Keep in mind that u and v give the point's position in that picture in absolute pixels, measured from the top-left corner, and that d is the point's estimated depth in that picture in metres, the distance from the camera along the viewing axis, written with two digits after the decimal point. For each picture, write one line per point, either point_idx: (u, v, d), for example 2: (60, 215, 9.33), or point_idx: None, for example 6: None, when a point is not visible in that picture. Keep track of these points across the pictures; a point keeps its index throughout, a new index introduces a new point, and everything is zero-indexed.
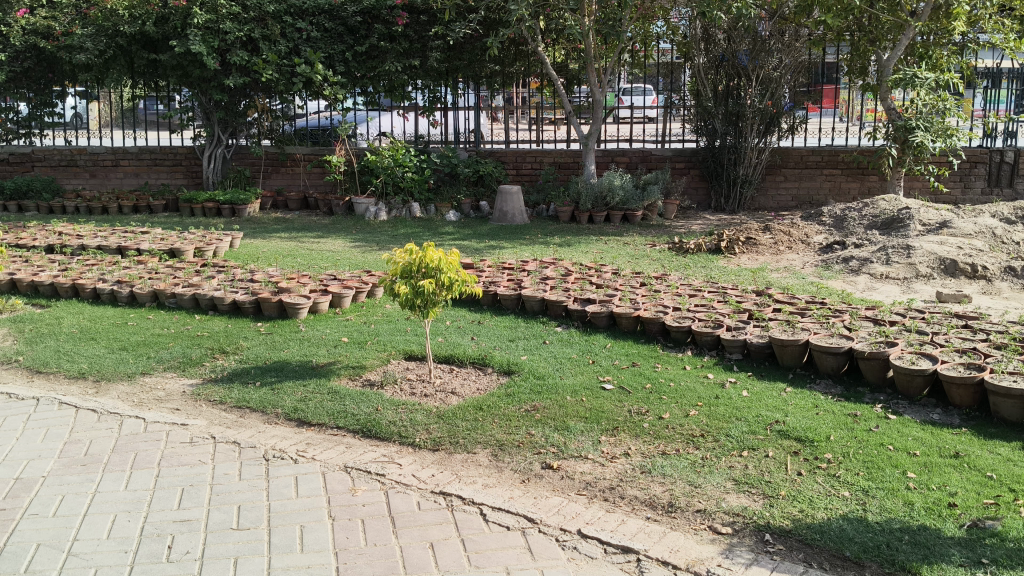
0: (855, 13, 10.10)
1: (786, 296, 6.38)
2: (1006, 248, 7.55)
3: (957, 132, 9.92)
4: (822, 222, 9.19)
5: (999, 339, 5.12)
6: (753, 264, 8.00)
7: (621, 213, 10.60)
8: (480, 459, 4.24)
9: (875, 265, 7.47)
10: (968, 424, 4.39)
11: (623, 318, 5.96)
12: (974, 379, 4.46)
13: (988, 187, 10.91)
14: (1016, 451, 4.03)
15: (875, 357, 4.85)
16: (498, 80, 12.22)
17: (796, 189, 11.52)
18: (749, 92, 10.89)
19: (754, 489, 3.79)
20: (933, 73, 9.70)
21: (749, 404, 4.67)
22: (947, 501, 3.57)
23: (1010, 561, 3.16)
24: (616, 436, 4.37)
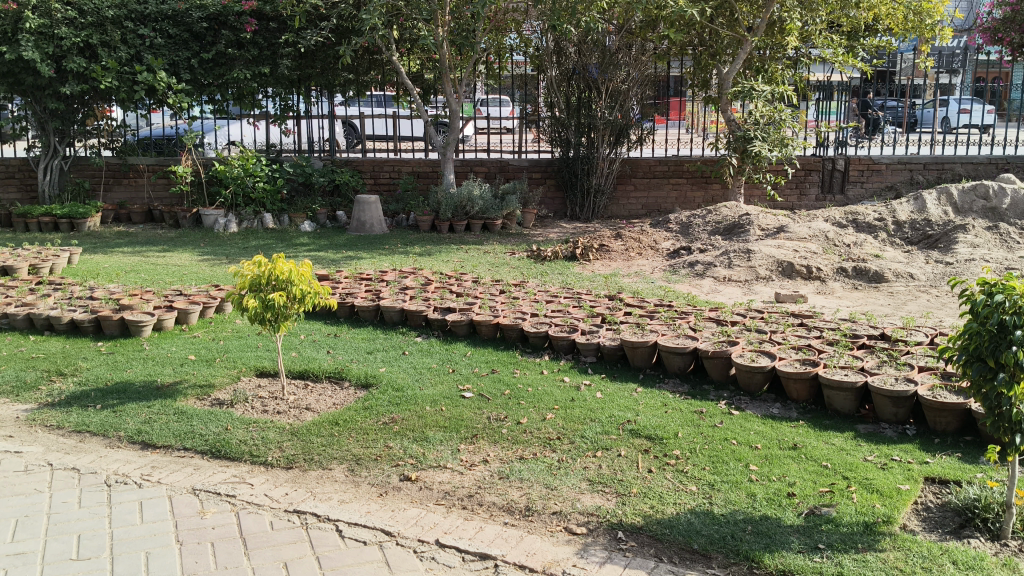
0: (697, 28, 10.51)
1: (637, 300, 6.57)
2: (838, 251, 8.03)
3: (793, 142, 10.42)
4: (670, 229, 9.51)
5: (831, 335, 5.44)
6: (607, 270, 8.19)
7: (480, 222, 10.63)
8: (335, 475, 4.15)
9: (719, 268, 7.80)
10: (805, 417, 4.64)
11: (482, 325, 5.99)
12: (809, 374, 4.71)
13: (822, 193, 11.57)
14: (848, 441, 4.28)
15: (719, 356, 5.06)
16: (353, 88, 12.09)
17: (645, 198, 11.90)
18: (600, 104, 11.13)
19: (608, 488, 3.87)
20: (769, 86, 10.20)
21: (603, 405, 4.78)
22: (787, 491, 3.75)
23: (843, 544, 3.34)
24: (474, 444, 4.37)
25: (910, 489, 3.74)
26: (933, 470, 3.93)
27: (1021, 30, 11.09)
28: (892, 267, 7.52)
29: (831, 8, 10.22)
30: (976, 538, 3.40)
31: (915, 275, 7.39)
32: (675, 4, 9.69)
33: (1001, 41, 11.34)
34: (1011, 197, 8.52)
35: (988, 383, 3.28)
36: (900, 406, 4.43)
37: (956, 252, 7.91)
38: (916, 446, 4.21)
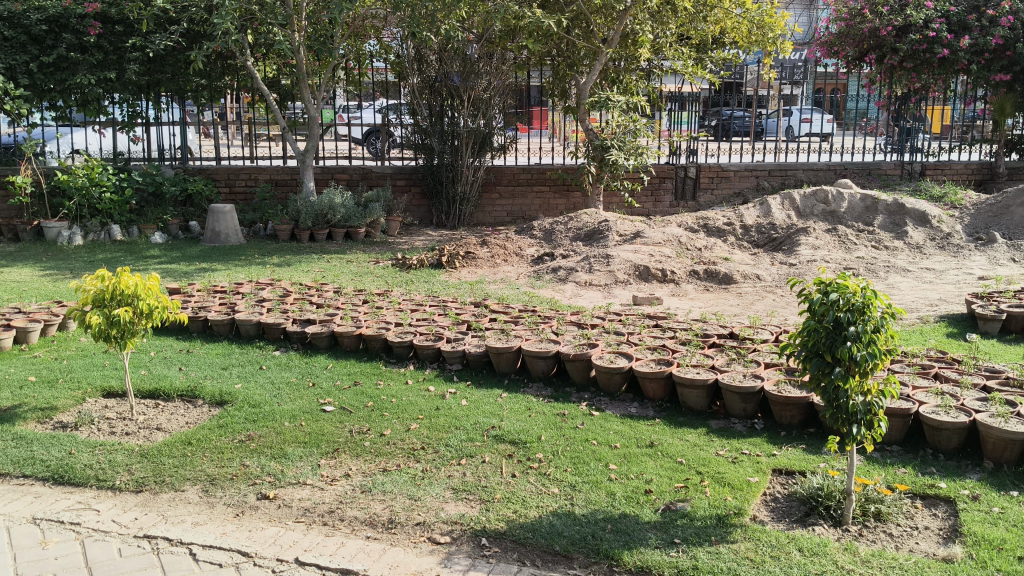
0: (554, 38, 10.66)
1: (501, 306, 6.62)
2: (691, 254, 8.34)
3: (647, 151, 10.71)
4: (533, 235, 9.63)
5: (684, 335, 5.64)
6: (472, 277, 8.21)
7: (342, 231, 10.47)
8: (189, 496, 3.99)
9: (580, 274, 7.95)
10: (661, 415, 4.78)
11: (344, 337, 5.89)
12: (663, 373, 4.86)
13: (675, 200, 11.98)
14: (702, 436, 4.44)
15: (579, 358, 5.16)
16: (206, 94, 11.70)
17: (510, 205, 12.02)
18: (463, 113, 11.18)
19: (471, 496, 3.87)
20: (625, 96, 10.48)
21: (467, 412, 4.78)
22: (644, 488, 3.85)
23: (698, 538, 3.46)
24: (336, 458, 4.29)
25: (758, 481, 3.91)
26: (780, 462, 4.13)
27: (854, 43, 11.90)
28: (740, 269, 7.87)
29: (681, 20, 10.60)
30: (819, 525, 3.59)
31: (762, 276, 7.77)
32: (532, 14, 9.80)
33: (836, 54, 12.16)
34: (848, 201, 9.22)
35: (827, 377, 3.46)
36: (749, 401, 4.64)
37: (798, 254, 8.36)
38: (765, 438, 4.41)
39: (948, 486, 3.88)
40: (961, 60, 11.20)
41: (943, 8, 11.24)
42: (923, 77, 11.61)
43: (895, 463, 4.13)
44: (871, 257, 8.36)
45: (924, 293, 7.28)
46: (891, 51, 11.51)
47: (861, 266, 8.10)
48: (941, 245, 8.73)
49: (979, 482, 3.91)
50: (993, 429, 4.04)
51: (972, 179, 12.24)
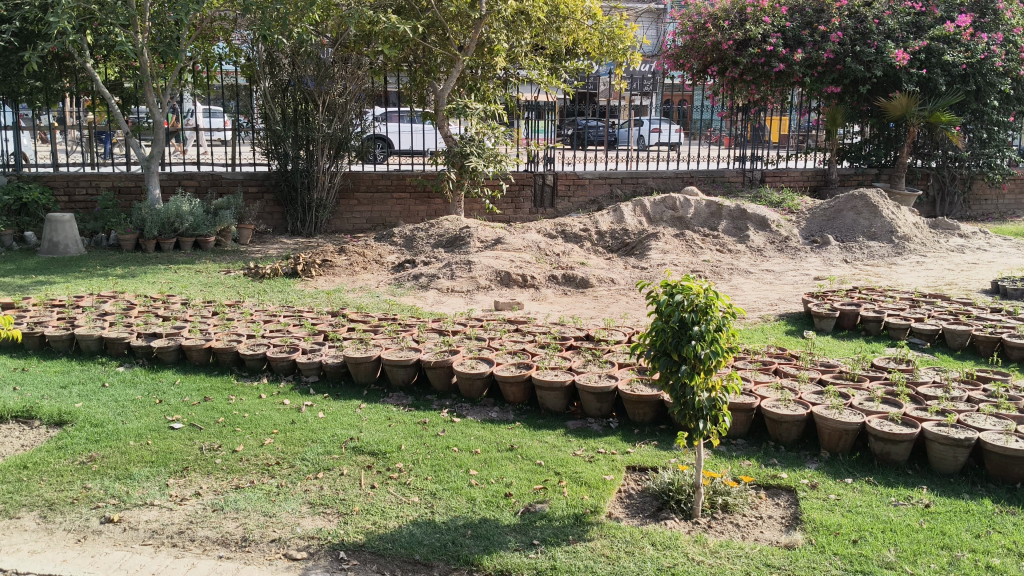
0: (410, 45, 10.59)
1: (359, 315, 6.55)
2: (549, 260, 8.49)
3: (506, 158, 10.83)
4: (393, 242, 9.55)
5: (543, 339, 5.74)
6: (329, 285, 8.09)
7: (191, 239, 10.10)
8: (24, 524, 3.76)
9: (441, 280, 7.94)
10: (521, 418, 4.84)
11: (193, 350, 5.68)
12: (523, 377, 4.93)
13: (535, 208, 12.14)
14: (560, 438, 4.53)
15: (440, 365, 5.16)
16: (42, 97, 11.06)
17: (369, 212, 11.89)
18: (318, 117, 10.97)
19: (328, 509, 3.81)
20: (482, 103, 10.55)
21: (325, 425, 4.71)
22: (504, 492, 3.90)
23: (556, 538, 3.52)
24: (185, 477, 4.14)
25: (614, 479, 4.02)
26: (634, 459, 4.26)
27: (698, 57, 12.54)
28: (597, 274, 8.09)
29: (535, 30, 10.83)
30: (671, 519, 3.72)
31: (617, 280, 8.01)
32: (388, 20, 9.74)
33: (682, 66, 12.83)
34: (694, 207, 9.57)
35: (674, 375, 3.59)
36: (604, 401, 4.76)
37: (650, 258, 8.66)
38: (619, 437, 4.54)
39: (789, 475, 4.10)
40: (796, 73, 11.88)
41: (780, 23, 11.87)
42: (762, 90, 12.26)
43: (740, 456, 4.33)
44: (716, 260, 8.75)
45: (766, 293, 7.68)
46: (732, 64, 12.14)
47: (708, 269, 8.46)
48: (780, 248, 9.26)
49: (817, 471, 4.15)
50: (828, 420, 4.31)
51: (807, 186, 12.88)
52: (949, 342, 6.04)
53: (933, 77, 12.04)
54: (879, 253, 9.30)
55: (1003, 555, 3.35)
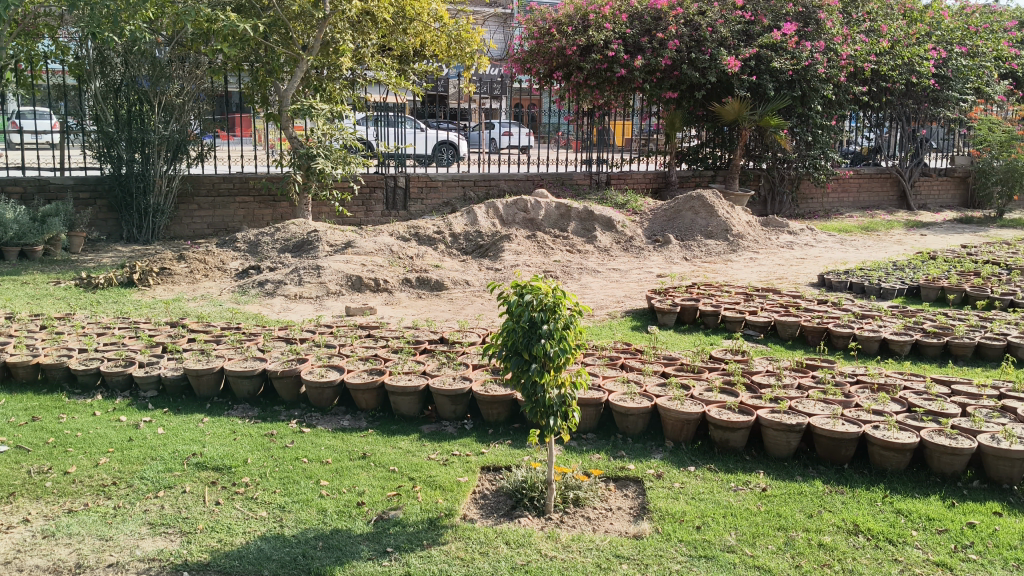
0: (251, 44, 10.10)
1: (201, 325, 6.31)
2: (401, 263, 8.43)
3: (354, 160, 10.69)
4: (237, 248, 9.24)
5: (395, 343, 5.70)
6: (169, 295, 7.75)
7: (16, 249, 9.46)
8: None
9: (288, 286, 7.74)
10: (374, 425, 4.78)
11: (19, 367, 5.33)
12: (375, 383, 4.88)
13: (386, 210, 11.98)
14: (414, 443, 4.50)
15: (287, 375, 5.04)
16: None
17: (210, 217, 11.48)
18: (154, 118, 10.52)
19: (171, 529, 3.65)
20: (328, 104, 10.36)
21: (165, 441, 4.50)
22: (356, 501, 3.84)
23: (409, 544, 3.50)
24: (12, 503, 3.87)
25: (468, 481, 4.03)
26: (488, 459, 4.28)
27: (545, 61, 12.70)
28: (450, 276, 8.10)
29: (381, 32, 10.67)
30: (525, 516, 3.75)
31: (470, 282, 8.06)
32: (226, 18, 9.37)
33: (528, 71, 12.98)
34: (545, 209, 9.71)
35: (525, 374, 3.63)
36: (458, 403, 4.78)
37: (502, 259, 8.74)
38: (473, 438, 4.56)
39: (636, 467, 4.23)
40: (637, 79, 12.29)
41: (620, 30, 12.21)
42: (606, 94, 12.59)
43: (591, 450, 4.43)
44: (566, 260, 8.94)
45: (613, 291, 7.89)
46: (576, 69, 12.45)
47: (557, 268, 8.63)
48: (626, 248, 9.57)
49: (663, 461, 4.30)
50: (672, 411, 4.47)
51: (649, 187, 13.36)
52: (781, 333, 6.39)
53: (762, 84, 12.77)
54: (716, 250, 9.75)
55: (833, 533, 3.57)
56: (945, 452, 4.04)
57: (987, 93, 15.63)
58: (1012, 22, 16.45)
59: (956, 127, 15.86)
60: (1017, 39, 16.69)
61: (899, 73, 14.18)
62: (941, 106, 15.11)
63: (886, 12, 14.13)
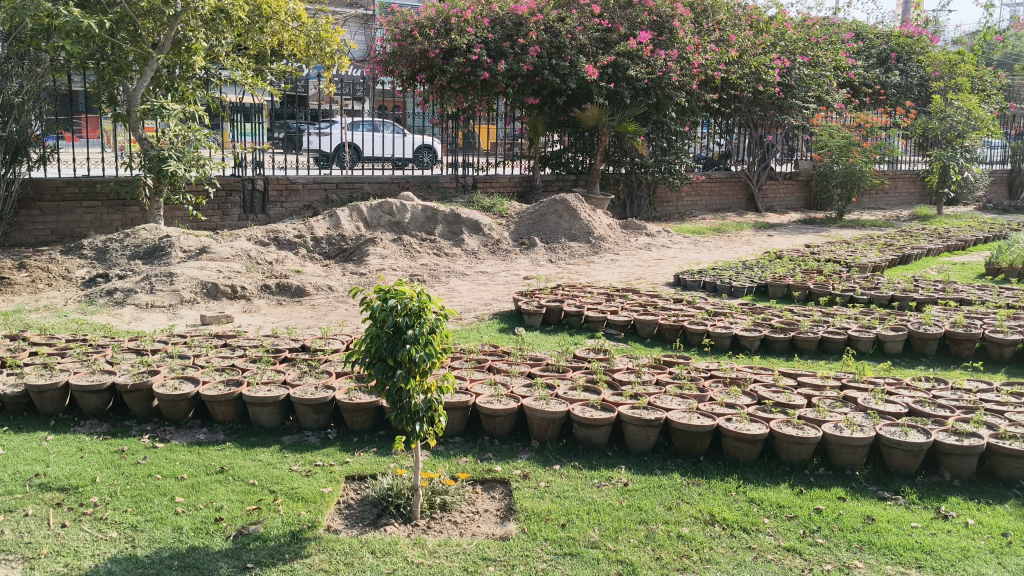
0: (96, 43, 9.53)
1: (43, 337, 5.95)
2: (261, 269, 8.20)
3: (209, 162, 10.34)
4: (83, 255, 8.75)
5: (254, 352, 5.54)
6: (7, 306, 7.28)
7: None
8: None
9: (139, 294, 7.39)
10: (232, 437, 4.63)
11: None
12: (233, 395, 4.72)
13: (244, 213, 11.57)
14: (275, 454, 4.39)
15: (139, 389, 4.82)
16: None
17: (54, 222, 10.81)
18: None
19: (11, 556, 3.42)
20: (180, 105, 10.02)
21: (4, 462, 4.23)
22: (213, 516, 3.71)
23: (271, 558, 3.40)
24: None
25: (331, 491, 3.96)
26: (352, 468, 4.22)
27: (407, 63, 12.55)
28: (311, 281, 7.95)
29: (237, 31, 10.34)
30: (391, 524, 3.71)
31: (333, 287, 7.93)
32: (69, 14, 8.87)
33: (391, 72, 12.77)
34: (410, 213, 9.66)
35: (389, 380, 3.57)
36: (321, 412, 4.69)
37: (368, 263, 8.64)
38: (337, 447, 4.49)
39: (502, 468, 4.26)
40: (499, 83, 12.40)
41: (482, 35, 12.29)
42: (469, 98, 12.63)
43: (457, 453, 4.43)
44: (432, 264, 8.92)
45: (479, 294, 7.93)
46: (439, 72, 12.37)
47: (424, 272, 8.60)
48: (492, 251, 9.65)
49: (528, 461, 4.34)
50: (537, 412, 4.52)
51: (514, 191, 13.47)
52: (641, 331, 6.58)
53: (620, 91, 13.14)
54: (579, 252, 9.97)
55: (691, 524, 3.69)
56: (792, 441, 4.25)
57: (828, 101, 16.57)
58: (849, 34, 17.46)
59: (799, 133, 16.73)
60: (854, 50, 17.75)
61: (747, 81, 14.92)
62: (786, 113, 15.98)
63: (734, 23, 14.76)
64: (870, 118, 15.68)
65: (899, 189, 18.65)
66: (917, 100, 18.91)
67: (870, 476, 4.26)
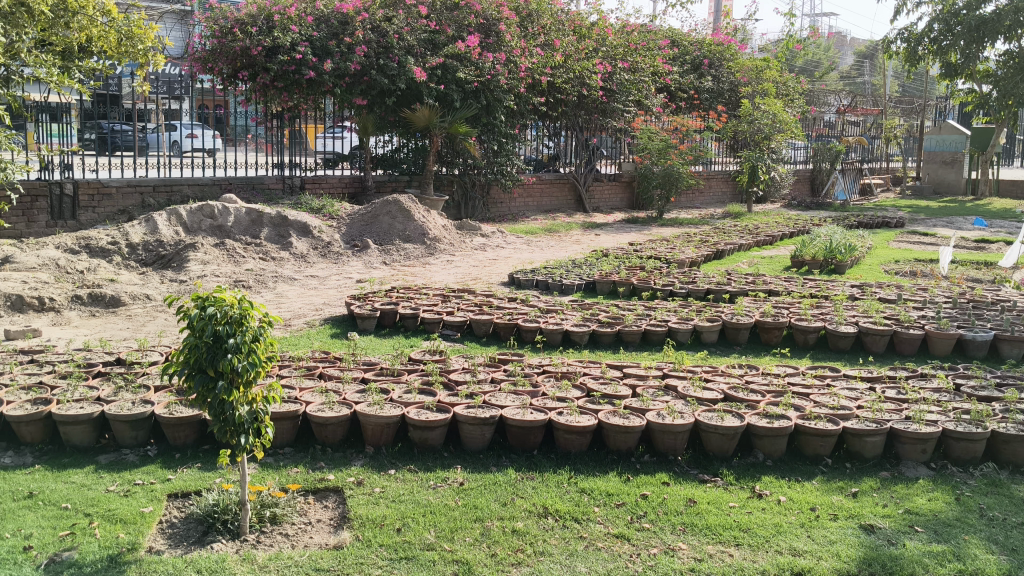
0: None
1: None
2: (70, 278, 7.72)
3: (13, 168, 9.29)
4: None
5: (64, 368, 5.19)
6: None
7: None
8: None
9: None
10: (41, 460, 4.33)
11: None
12: (41, 414, 4.42)
13: (51, 220, 10.82)
14: (90, 475, 4.14)
15: None
16: None
17: None
18: None
19: None
20: None
21: None
22: (21, 545, 3.45)
23: None
24: None
25: (152, 510, 3.78)
26: (175, 485, 4.04)
27: (227, 61, 12.07)
28: (127, 290, 7.55)
29: (41, 25, 9.30)
30: (218, 541, 3.58)
31: (151, 296, 7.57)
32: None
33: (210, 70, 12.19)
34: (234, 216, 9.30)
35: (211, 392, 3.44)
36: (139, 428, 4.47)
37: (189, 270, 8.29)
38: (157, 464, 4.29)
39: (335, 476, 4.18)
40: (325, 82, 12.17)
41: (306, 33, 12.06)
42: (294, 97, 12.34)
43: (287, 465, 4.31)
44: (259, 269, 8.67)
45: (310, 298, 7.79)
46: (263, 70, 12.00)
47: (250, 278, 8.34)
48: (322, 253, 9.50)
49: (362, 468, 4.29)
50: (370, 417, 4.47)
51: (345, 192, 13.29)
52: (476, 331, 6.64)
53: (449, 93, 13.19)
54: (413, 254, 9.96)
55: (524, 518, 3.76)
56: (619, 431, 4.41)
57: (647, 105, 17.25)
58: (665, 41, 18.28)
59: (622, 136, 17.31)
60: (669, 56, 18.61)
61: (571, 85, 15.35)
62: (609, 117, 16.58)
63: (558, 28, 15.12)
64: (685, 122, 16.43)
65: (714, 189, 19.66)
66: (728, 104, 20.00)
67: (691, 460, 4.48)
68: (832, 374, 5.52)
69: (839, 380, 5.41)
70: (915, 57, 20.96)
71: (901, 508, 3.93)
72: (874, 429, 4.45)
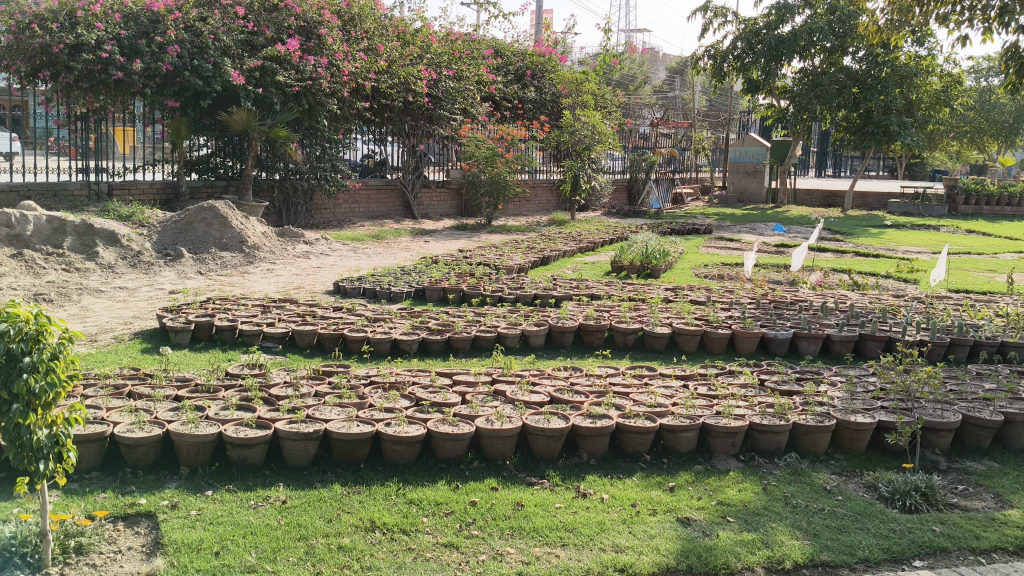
0: None
1: None
2: None
3: None
4: None
5: None
6: None
7: None
8: None
9: None
10: None
11: None
12: None
13: None
14: None
15: None
16: None
17: None
18: None
19: None
20: None
21: None
22: None
23: None
24: None
25: None
26: None
27: (25, 59, 11.19)
28: None
29: None
30: None
31: None
32: None
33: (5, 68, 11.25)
34: (34, 223, 8.64)
35: (4, 416, 3.15)
36: None
37: None
38: None
39: (147, 500, 3.96)
40: (135, 83, 11.55)
41: (113, 31, 11.41)
42: (101, 97, 11.64)
43: (94, 490, 4.04)
44: (61, 281, 8.10)
45: (119, 312, 7.35)
46: (64, 69, 11.26)
47: (52, 290, 7.77)
48: (132, 263, 9.01)
49: (176, 490, 4.08)
50: (185, 436, 4.26)
51: (157, 199, 12.65)
52: (299, 342, 6.47)
53: (269, 96, 12.83)
54: (232, 263, 9.61)
55: (351, 533, 3.69)
56: (447, 439, 4.41)
57: (472, 113, 17.41)
58: (488, 51, 18.52)
59: (449, 143, 17.34)
60: (493, 66, 18.88)
61: (397, 91, 15.29)
62: (435, 124, 16.64)
63: (381, 33, 15.02)
64: (511, 130, 16.70)
65: (538, 197, 20.07)
66: (550, 115, 20.49)
67: (518, 464, 4.54)
68: (649, 373, 5.74)
69: (656, 379, 5.64)
70: (721, 72, 22.22)
71: (713, 500, 4.13)
72: (688, 425, 4.67)
